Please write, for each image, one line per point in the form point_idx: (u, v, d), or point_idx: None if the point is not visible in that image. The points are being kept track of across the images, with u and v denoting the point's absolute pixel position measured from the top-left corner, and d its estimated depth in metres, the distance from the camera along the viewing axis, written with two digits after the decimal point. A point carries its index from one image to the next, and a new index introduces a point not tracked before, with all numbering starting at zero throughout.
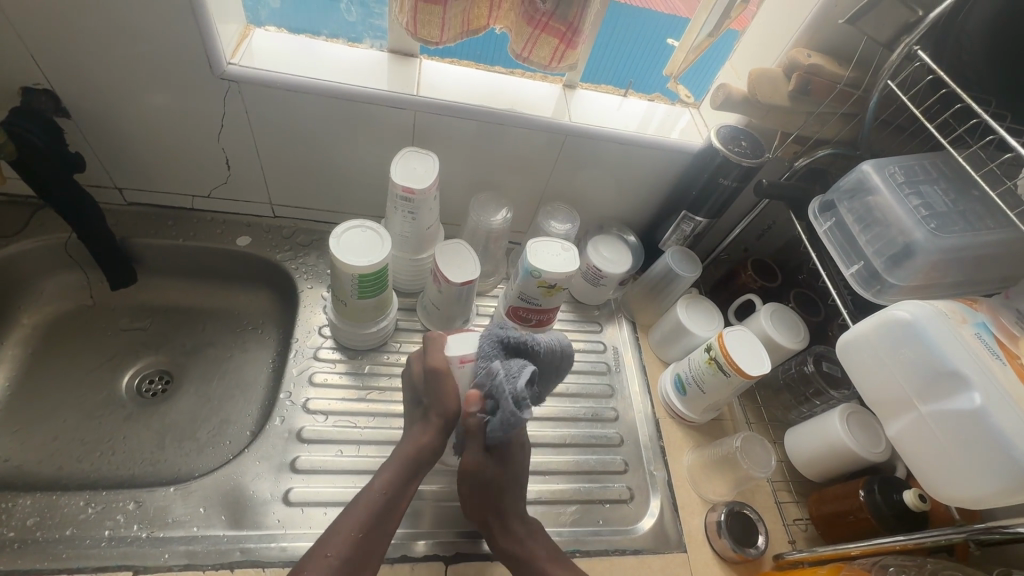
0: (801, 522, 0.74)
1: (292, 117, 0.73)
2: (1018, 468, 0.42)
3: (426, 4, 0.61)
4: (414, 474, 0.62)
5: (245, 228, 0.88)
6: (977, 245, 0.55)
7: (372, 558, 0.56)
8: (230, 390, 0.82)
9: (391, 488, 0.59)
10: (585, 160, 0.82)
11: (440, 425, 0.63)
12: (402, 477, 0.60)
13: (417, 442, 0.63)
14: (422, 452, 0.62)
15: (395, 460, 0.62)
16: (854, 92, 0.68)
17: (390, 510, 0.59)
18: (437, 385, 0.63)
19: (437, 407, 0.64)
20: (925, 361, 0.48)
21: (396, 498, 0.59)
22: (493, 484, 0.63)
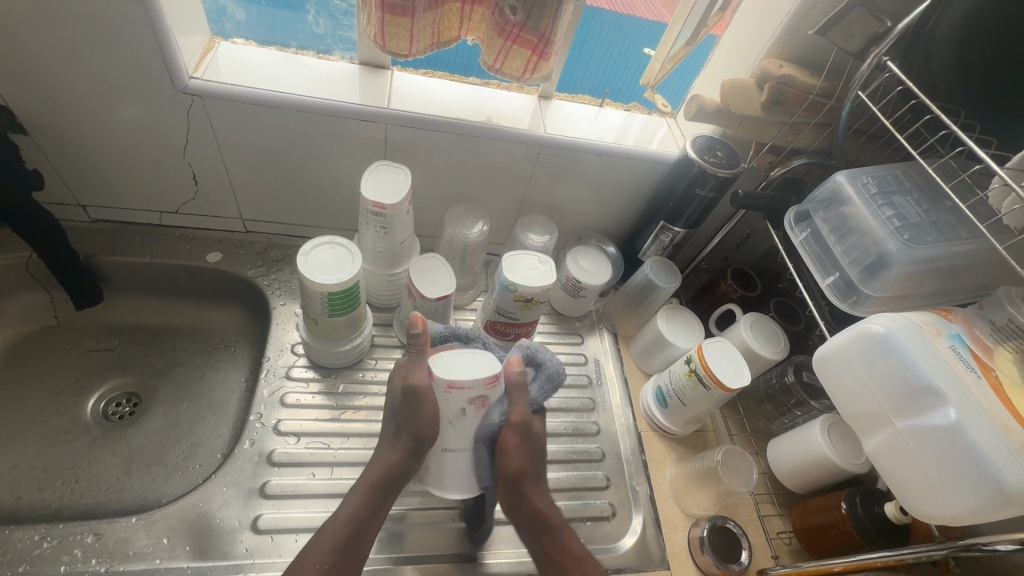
0: (785, 535, 0.73)
1: (261, 131, 0.71)
2: (994, 485, 0.41)
3: (393, 17, 0.60)
4: (383, 494, 0.59)
5: (215, 244, 0.86)
6: (952, 255, 0.54)
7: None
8: (201, 411, 0.80)
9: (357, 515, 0.57)
10: (561, 171, 0.81)
11: (407, 446, 0.58)
12: (368, 503, 0.58)
13: (387, 464, 0.59)
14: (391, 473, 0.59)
15: (363, 485, 0.59)
16: (827, 102, 0.67)
17: (361, 534, 0.56)
18: (411, 409, 0.57)
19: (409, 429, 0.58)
20: (900, 375, 0.48)
21: (366, 524, 0.57)
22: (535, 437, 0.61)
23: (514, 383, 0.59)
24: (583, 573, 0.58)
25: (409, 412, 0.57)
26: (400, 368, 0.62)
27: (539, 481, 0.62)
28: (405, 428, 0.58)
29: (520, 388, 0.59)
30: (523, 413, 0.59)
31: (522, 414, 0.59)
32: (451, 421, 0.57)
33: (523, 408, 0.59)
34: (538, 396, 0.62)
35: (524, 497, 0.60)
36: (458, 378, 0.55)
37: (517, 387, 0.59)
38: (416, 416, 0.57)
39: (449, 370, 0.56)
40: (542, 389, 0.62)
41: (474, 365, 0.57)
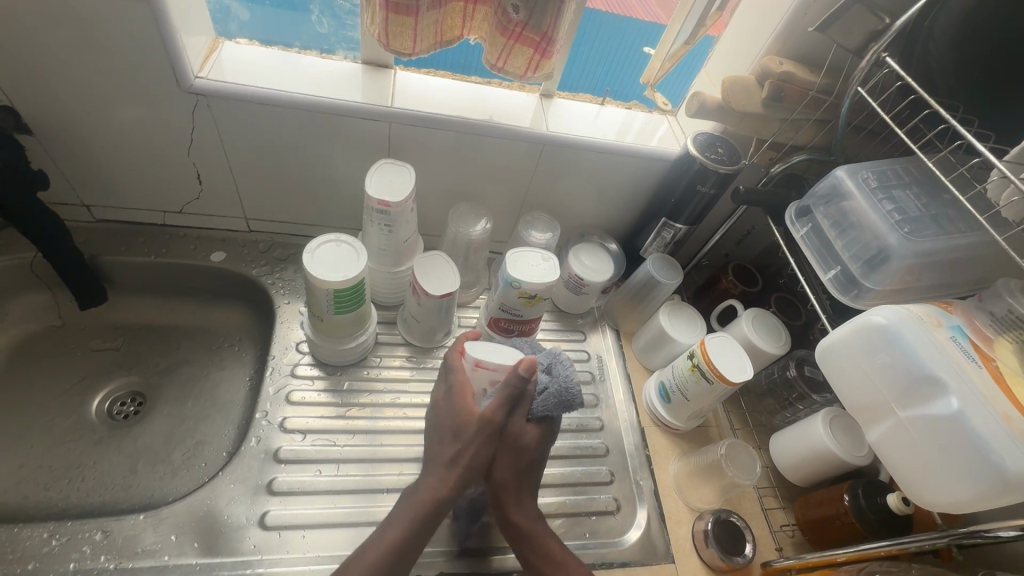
0: (788, 528, 0.74)
1: (265, 130, 0.71)
2: (996, 473, 0.42)
3: (397, 16, 0.60)
4: (431, 522, 0.57)
5: (219, 244, 0.86)
6: (951, 248, 0.55)
7: None
8: (206, 410, 0.80)
9: (406, 543, 0.55)
10: (564, 169, 0.81)
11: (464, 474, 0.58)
12: (418, 531, 0.56)
13: (440, 490, 0.57)
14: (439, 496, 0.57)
15: (409, 510, 0.57)
16: (826, 99, 0.68)
17: (402, 563, 0.55)
18: (490, 441, 0.59)
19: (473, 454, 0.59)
20: (902, 366, 0.48)
21: (408, 553, 0.55)
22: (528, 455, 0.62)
23: (515, 392, 0.58)
24: None
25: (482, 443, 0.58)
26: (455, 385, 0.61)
27: (524, 495, 0.62)
28: (468, 447, 0.59)
29: (523, 402, 0.60)
30: (518, 424, 0.60)
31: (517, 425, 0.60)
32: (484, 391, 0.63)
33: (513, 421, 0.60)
34: (540, 408, 0.61)
35: (503, 506, 0.61)
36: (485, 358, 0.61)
37: (519, 398, 0.59)
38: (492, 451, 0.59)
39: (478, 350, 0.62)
40: (547, 403, 0.61)
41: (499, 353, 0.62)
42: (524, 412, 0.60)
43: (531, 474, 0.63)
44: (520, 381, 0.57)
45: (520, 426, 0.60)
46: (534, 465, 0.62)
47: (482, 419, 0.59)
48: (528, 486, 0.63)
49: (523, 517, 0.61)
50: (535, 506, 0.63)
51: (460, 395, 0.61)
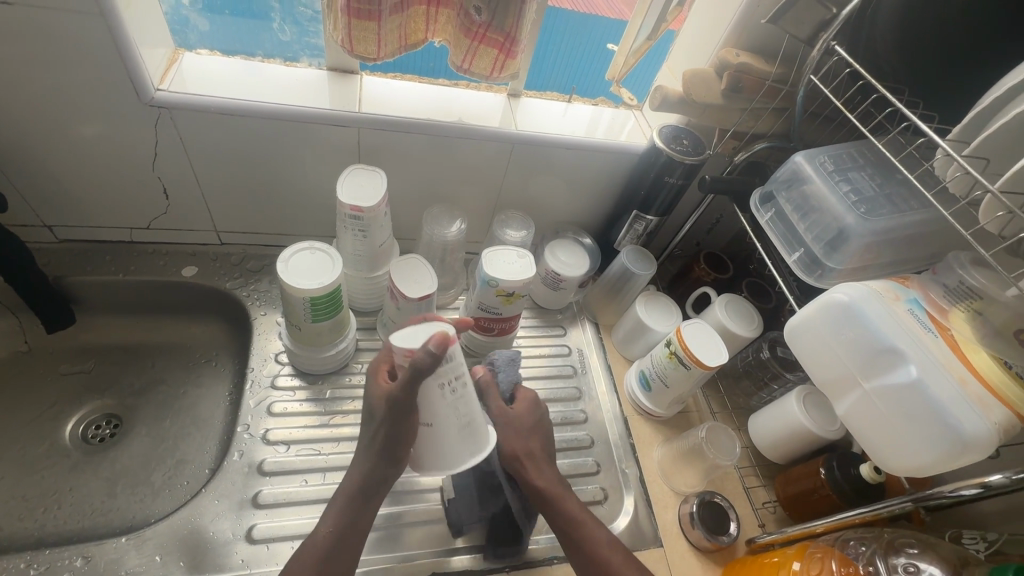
0: (770, 505, 0.76)
1: (231, 140, 0.71)
2: (953, 435, 0.44)
3: (360, 21, 0.60)
4: (361, 505, 0.57)
5: (190, 258, 0.85)
6: (905, 225, 0.58)
7: None
8: (186, 428, 0.79)
9: (341, 527, 0.56)
10: (535, 167, 0.82)
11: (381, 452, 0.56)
12: (348, 514, 0.56)
13: (364, 474, 0.57)
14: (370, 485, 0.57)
15: (340, 495, 0.57)
16: (782, 88, 0.69)
17: (342, 548, 0.55)
18: (392, 415, 0.53)
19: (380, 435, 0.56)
20: (865, 339, 0.50)
21: (348, 538, 0.56)
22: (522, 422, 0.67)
23: (433, 366, 0.50)
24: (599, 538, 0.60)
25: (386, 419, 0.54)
26: (370, 374, 0.58)
27: (539, 464, 0.65)
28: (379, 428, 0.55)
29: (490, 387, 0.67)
30: (498, 404, 0.66)
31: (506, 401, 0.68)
32: (436, 390, 0.53)
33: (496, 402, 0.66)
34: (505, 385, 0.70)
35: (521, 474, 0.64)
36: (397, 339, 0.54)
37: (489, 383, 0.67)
38: (399, 427, 0.54)
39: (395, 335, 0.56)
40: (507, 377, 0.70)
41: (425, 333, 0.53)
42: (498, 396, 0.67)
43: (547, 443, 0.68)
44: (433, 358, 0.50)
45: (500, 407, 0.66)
46: (540, 425, 0.68)
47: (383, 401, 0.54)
48: (540, 452, 0.66)
49: (546, 485, 0.63)
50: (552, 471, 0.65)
51: (374, 382, 0.57)
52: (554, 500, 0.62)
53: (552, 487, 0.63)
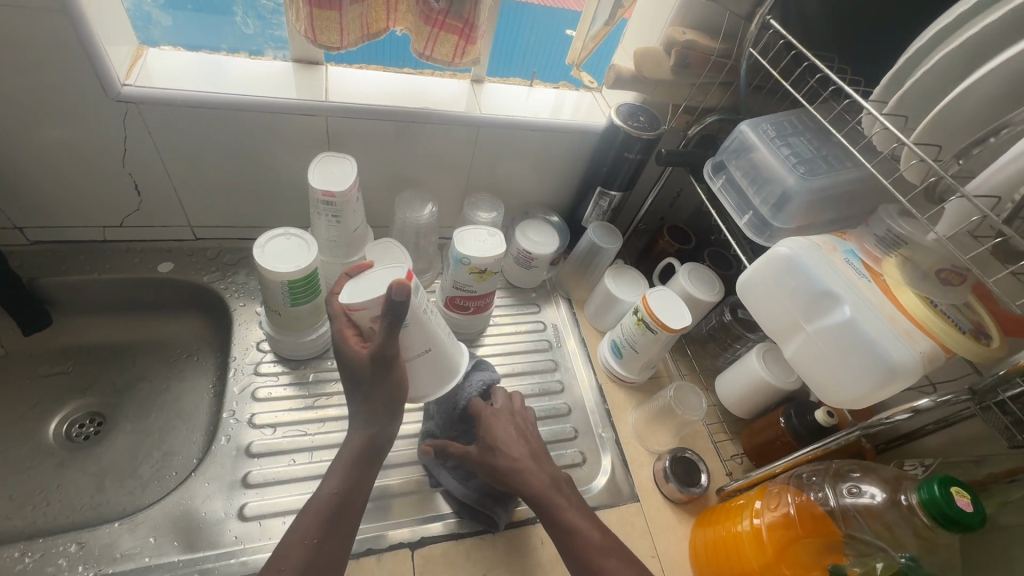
0: (737, 457, 0.81)
1: (201, 134, 0.72)
2: (885, 365, 0.49)
3: (322, 11, 0.63)
4: (366, 464, 0.59)
5: (165, 254, 0.86)
6: (841, 183, 0.63)
7: (333, 560, 0.54)
8: (171, 420, 0.80)
9: (344, 490, 0.57)
10: (502, 150, 0.86)
11: (383, 410, 0.60)
12: (352, 476, 0.58)
13: (367, 437, 0.59)
14: (374, 446, 0.60)
15: (344, 458, 0.59)
16: (727, 62, 0.74)
17: (345, 510, 0.56)
18: (386, 370, 0.58)
19: (381, 396, 0.59)
20: (806, 287, 0.55)
21: (351, 501, 0.57)
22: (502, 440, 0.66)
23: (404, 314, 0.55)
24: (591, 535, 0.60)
25: (382, 375, 0.58)
26: (337, 343, 0.59)
27: (528, 471, 0.63)
28: (377, 390, 0.59)
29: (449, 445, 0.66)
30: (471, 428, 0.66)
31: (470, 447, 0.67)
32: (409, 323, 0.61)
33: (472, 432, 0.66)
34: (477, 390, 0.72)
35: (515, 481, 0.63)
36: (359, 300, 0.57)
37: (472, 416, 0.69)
38: (396, 376, 0.59)
39: (352, 296, 0.58)
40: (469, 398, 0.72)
41: (381, 284, 0.58)
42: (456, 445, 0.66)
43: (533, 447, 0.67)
44: (399, 308, 0.53)
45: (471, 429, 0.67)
46: (518, 430, 0.68)
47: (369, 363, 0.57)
48: (530, 455, 0.65)
49: (539, 488, 0.62)
50: (548, 469, 0.65)
51: (346, 348, 0.58)
52: (545, 504, 0.61)
53: (542, 492, 0.62)
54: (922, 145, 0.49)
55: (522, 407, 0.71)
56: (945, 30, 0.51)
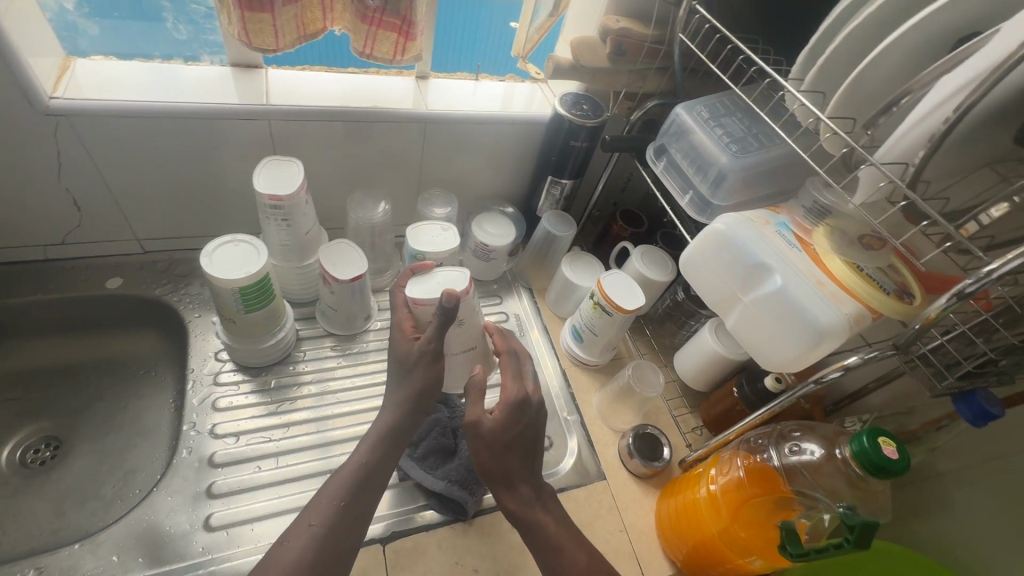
0: (697, 429, 0.84)
1: (140, 143, 0.71)
2: (812, 328, 0.52)
3: (253, 13, 0.62)
4: (394, 442, 0.61)
5: (113, 270, 0.84)
6: (772, 159, 0.65)
7: (357, 525, 0.57)
8: (132, 438, 0.79)
9: (371, 461, 0.59)
10: (453, 145, 0.86)
11: (411, 400, 0.62)
12: (380, 450, 0.60)
13: (393, 420, 0.62)
14: (405, 423, 0.62)
15: (375, 433, 0.61)
16: (661, 48, 0.76)
17: (372, 480, 0.59)
18: (432, 366, 0.63)
19: (417, 385, 0.62)
20: (740, 259, 0.58)
21: (379, 470, 0.60)
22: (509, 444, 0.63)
23: (450, 318, 0.61)
24: (568, 554, 0.61)
25: (426, 372, 0.62)
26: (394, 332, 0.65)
27: (514, 481, 0.63)
28: (415, 381, 0.62)
29: (479, 390, 0.63)
30: (475, 413, 0.61)
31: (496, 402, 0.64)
32: (463, 320, 0.66)
33: (476, 411, 0.61)
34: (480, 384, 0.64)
35: (497, 485, 0.63)
36: (423, 296, 0.64)
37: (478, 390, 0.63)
38: (436, 371, 0.63)
39: (416, 291, 0.65)
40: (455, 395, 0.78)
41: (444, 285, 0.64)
42: (479, 399, 0.62)
43: (529, 458, 0.65)
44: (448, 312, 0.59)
45: (477, 415, 0.61)
46: (520, 442, 0.64)
47: (415, 354, 0.62)
48: (518, 470, 0.64)
49: (517, 504, 0.63)
50: (535, 486, 0.65)
51: (400, 337, 0.65)
52: (523, 519, 0.62)
53: (524, 507, 0.63)
54: (836, 119, 0.53)
55: (537, 405, 0.66)
56: (847, 10, 0.55)
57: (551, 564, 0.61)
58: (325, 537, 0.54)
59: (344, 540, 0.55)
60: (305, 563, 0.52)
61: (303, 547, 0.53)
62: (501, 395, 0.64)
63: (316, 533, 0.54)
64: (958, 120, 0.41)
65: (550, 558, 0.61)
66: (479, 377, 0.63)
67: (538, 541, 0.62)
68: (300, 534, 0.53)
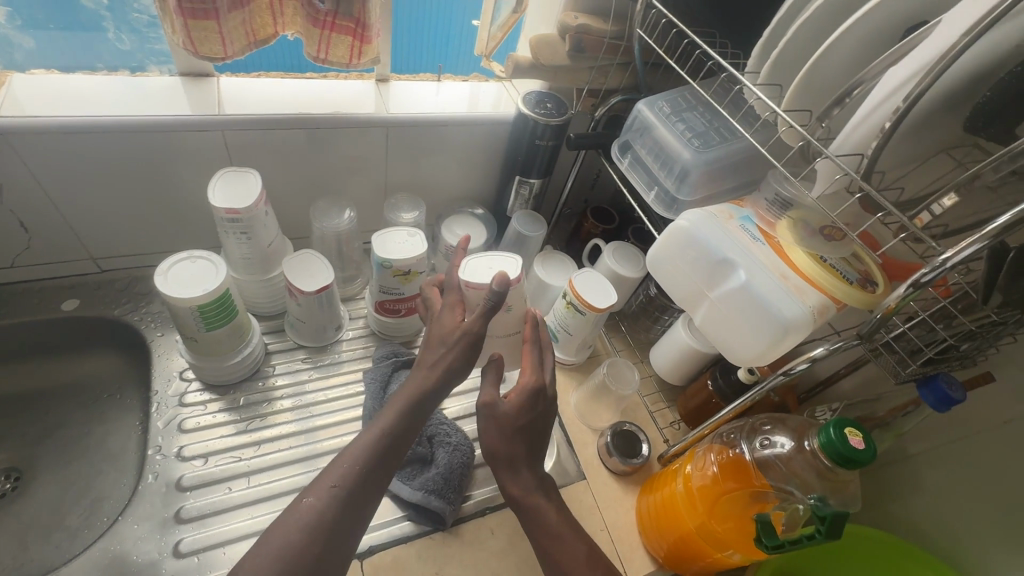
0: (675, 424, 0.84)
1: (87, 160, 0.68)
2: (778, 322, 0.52)
3: (197, 21, 0.60)
4: (422, 408, 0.58)
5: (69, 291, 0.81)
6: (734, 153, 0.65)
7: (374, 491, 0.53)
8: (98, 465, 0.76)
9: (400, 424, 0.56)
10: (417, 148, 0.84)
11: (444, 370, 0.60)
12: (410, 415, 0.57)
13: (422, 385, 0.58)
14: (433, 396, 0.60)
15: (404, 396, 0.58)
16: (620, 44, 0.75)
17: (396, 447, 0.56)
18: (470, 350, 0.62)
19: (451, 357, 0.61)
20: (705, 256, 0.58)
21: (405, 435, 0.56)
22: (526, 429, 0.63)
23: (496, 305, 0.62)
24: (565, 545, 0.60)
25: (462, 354, 0.61)
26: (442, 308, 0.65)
27: (518, 469, 0.63)
28: (449, 357, 0.61)
29: (496, 372, 0.64)
30: (490, 394, 0.63)
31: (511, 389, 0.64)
32: (511, 306, 0.67)
33: (490, 391, 0.63)
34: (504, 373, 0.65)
35: (503, 472, 0.63)
36: (474, 280, 0.66)
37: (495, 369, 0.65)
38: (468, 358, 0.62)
39: (468, 274, 0.67)
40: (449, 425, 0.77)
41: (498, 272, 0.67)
42: (495, 382, 0.64)
43: (538, 444, 0.65)
44: (495, 295, 0.61)
45: (491, 396, 0.62)
46: (532, 430, 0.64)
47: (455, 331, 0.62)
48: (524, 457, 0.63)
49: (521, 490, 0.62)
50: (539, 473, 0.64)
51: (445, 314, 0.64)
52: (527, 506, 0.62)
53: (526, 493, 0.62)
54: (792, 111, 0.53)
55: (553, 398, 0.66)
56: (798, 1, 0.55)
57: (552, 551, 0.60)
58: (345, 500, 0.51)
59: (364, 504, 0.52)
60: (321, 523, 0.49)
61: (322, 506, 0.49)
62: (518, 382, 0.64)
63: (338, 494, 0.50)
64: (908, 110, 0.41)
65: (550, 548, 0.60)
66: (499, 362, 0.65)
67: (538, 527, 0.62)
68: (321, 493, 0.50)
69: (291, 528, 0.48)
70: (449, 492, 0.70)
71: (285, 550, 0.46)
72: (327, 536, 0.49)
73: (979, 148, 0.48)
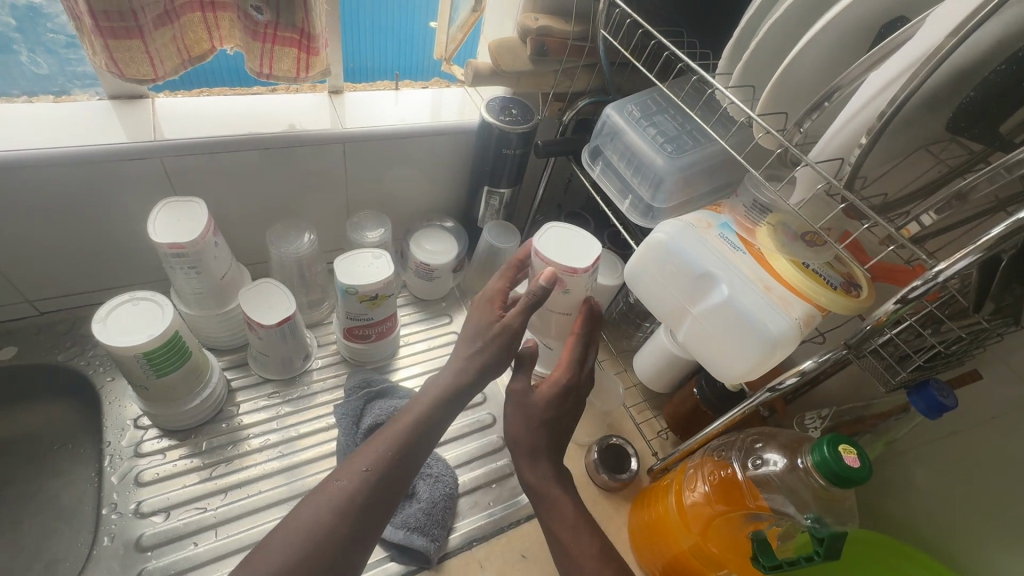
0: (662, 434, 0.82)
1: (8, 199, 0.61)
2: (766, 338, 0.50)
3: (119, 41, 0.54)
4: (453, 404, 0.59)
5: (6, 338, 0.74)
6: (709, 157, 0.63)
7: (402, 480, 0.53)
8: (51, 525, 0.70)
9: (429, 417, 0.57)
10: (378, 162, 0.80)
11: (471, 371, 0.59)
12: (442, 407, 0.58)
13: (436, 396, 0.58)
14: (447, 409, 0.58)
15: (432, 392, 0.58)
16: (584, 45, 0.72)
17: (424, 442, 0.56)
18: (505, 350, 0.61)
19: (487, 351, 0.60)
20: (685, 270, 0.55)
21: (434, 428, 0.57)
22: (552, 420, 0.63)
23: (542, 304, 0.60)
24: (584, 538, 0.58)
25: (483, 362, 0.60)
26: (488, 296, 0.64)
27: (538, 456, 0.62)
28: (478, 356, 0.60)
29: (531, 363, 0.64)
30: (523, 382, 0.63)
31: (545, 379, 0.65)
32: (568, 290, 0.67)
33: (519, 380, 0.63)
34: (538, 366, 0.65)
35: (526, 462, 0.62)
36: (547, 254, 0.65)
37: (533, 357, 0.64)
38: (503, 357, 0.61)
39: (543, 246, 0.66)
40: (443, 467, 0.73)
41: (567, 257, 0.66)
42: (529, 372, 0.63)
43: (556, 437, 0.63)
44: (541, 293, 0.59)
45: (522, 384, 0.63)
46: (557, 425, 0.63)
47: (494, 326, 0.61)
48: (546, 446, 0.62)
49: (536, 479, 0.61)
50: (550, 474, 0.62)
51: (487, 304, 0.63)
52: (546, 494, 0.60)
53: (542, 480, 0.61)
54: (767, 115, 0.50)
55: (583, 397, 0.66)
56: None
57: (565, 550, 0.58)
58: (376, 486, 0.51)
59: (394, 490, 0.52)
60: (352, 505, 0.49)
61: (354, 489, 0.50)
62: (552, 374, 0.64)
63: (369, 479, 0.51)
64: (893, 115, 0.39)
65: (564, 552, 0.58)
66: (535, 352, 0.64)
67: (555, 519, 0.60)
68: (352, 477, 0.51)
69: (322, 507, 0.49)
70: (431, 530, 0.66)
71: (315, 529, 0.47)
72: (359, 517, 0.49)
73: (960, 145, 0.46)
